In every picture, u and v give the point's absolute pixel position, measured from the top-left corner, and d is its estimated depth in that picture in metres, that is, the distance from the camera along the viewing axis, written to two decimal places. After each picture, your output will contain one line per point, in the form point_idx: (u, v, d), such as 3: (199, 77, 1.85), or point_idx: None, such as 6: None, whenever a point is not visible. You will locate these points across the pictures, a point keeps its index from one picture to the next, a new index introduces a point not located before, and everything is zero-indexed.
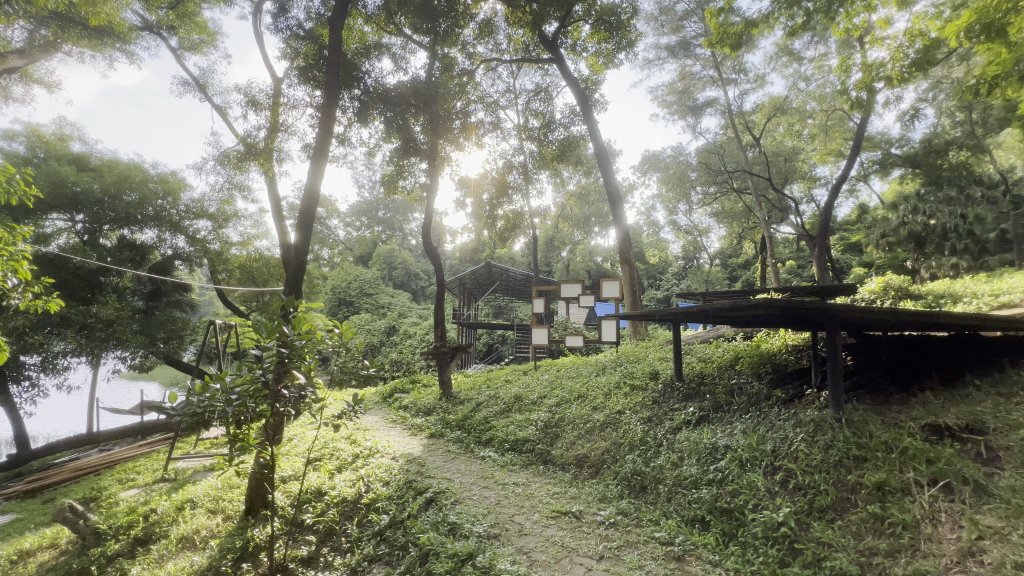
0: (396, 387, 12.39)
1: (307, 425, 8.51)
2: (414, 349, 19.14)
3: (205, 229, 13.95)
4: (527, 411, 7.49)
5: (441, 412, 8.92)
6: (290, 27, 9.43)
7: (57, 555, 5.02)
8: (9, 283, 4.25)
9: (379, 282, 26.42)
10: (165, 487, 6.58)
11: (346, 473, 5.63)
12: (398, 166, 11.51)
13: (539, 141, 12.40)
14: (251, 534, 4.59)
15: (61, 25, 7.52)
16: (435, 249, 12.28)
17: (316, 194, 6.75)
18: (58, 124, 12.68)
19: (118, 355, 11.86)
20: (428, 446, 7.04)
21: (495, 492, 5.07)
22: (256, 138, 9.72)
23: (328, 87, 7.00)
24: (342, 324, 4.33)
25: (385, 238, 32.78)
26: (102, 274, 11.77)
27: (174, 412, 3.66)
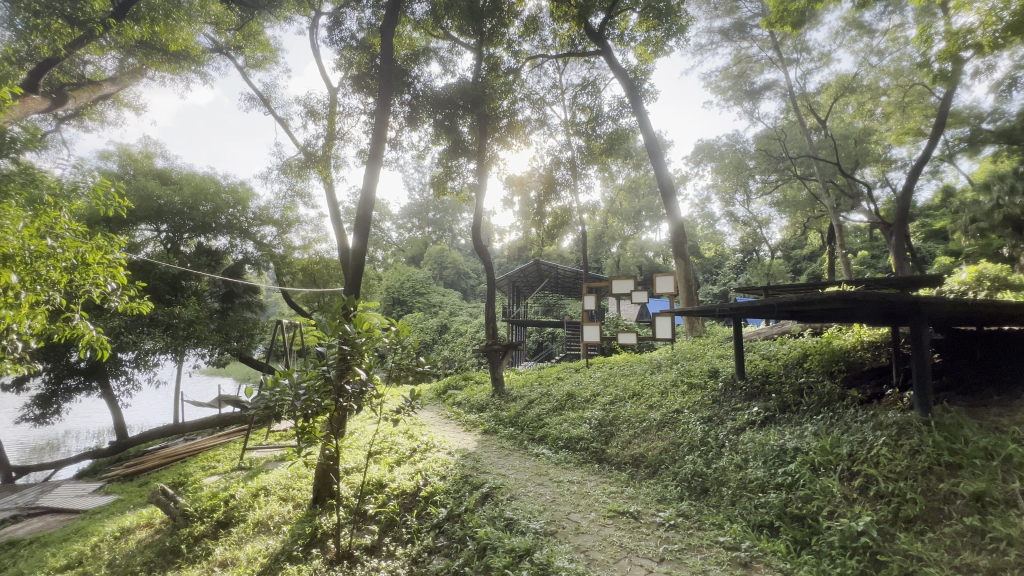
0: (449, 384, 12.68)
1: (367, 419, 8.88)
2: (466, 347, 19.49)
3: (271, 235, 14.94)
4: (580, 409, 7.42)
5: (494, 408, 9.03)
6: (344, 39, 9.86)
7: (152, 533, 5.53)
8: (110, 288, 4.74)
9: (431, 282, 27.07)
10: (241, 475, 7.10)
11: (405, 467, 5.82)
12: (447, 167, 11.69)
13: (586, 135, 12.20)
14: (320, 521, 4.84)
15: (144, 53, 8.06)
16: (484, 247, 12.37)
17: (372, 198, 7.02)
18: (144, 143, 13.98)
19: (198, 351, 12.96)
20: (482, 442, 7.14)
21: (550, 490, 5.05)
22: (315, 146, 10.25)
23: (381, 94, 7.24)
24: (397, 322, 4.47)
25: (435, 238, 33.52)
26: (184, 278, 12.86)
27: (250, 405, 3.93)
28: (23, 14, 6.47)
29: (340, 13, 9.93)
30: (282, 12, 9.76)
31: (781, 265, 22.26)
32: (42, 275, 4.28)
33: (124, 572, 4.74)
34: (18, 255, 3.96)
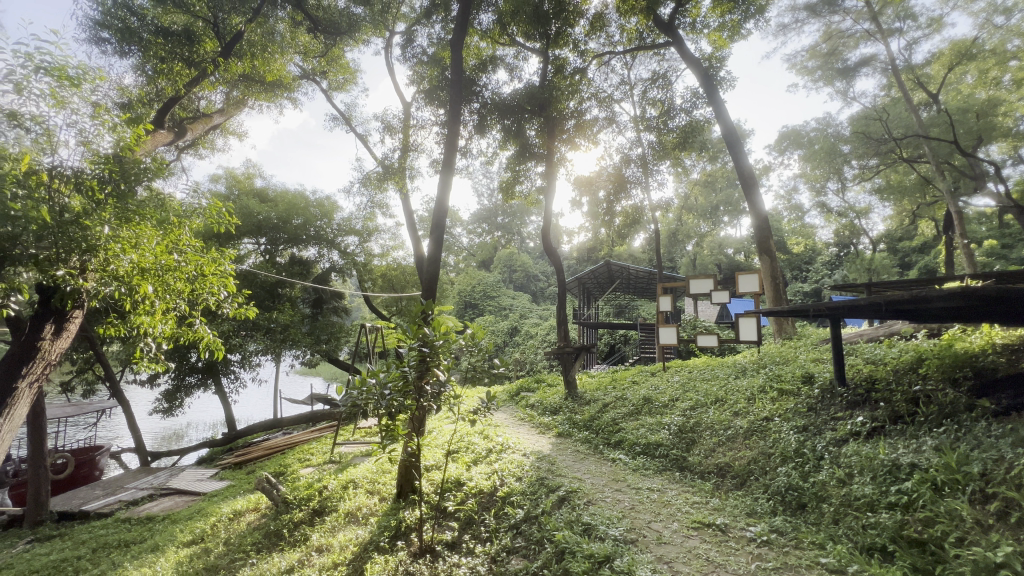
0: (522, 386, 12.76)
1: (444, 419, 9.19)
2: (537, 349, 19.55)
3: (354, 244, 16.00)
4: (658, 414, 7.15)
5: (568, 411, 8.95)
6: (416, 55, 10.38)
7: (259, 517, 6.13)
8: (221, 296, 5.39)
9: (501, 285, 27.50)
10: (332, 468, 7.66)
11: (482, 467, 5.94)
12: (515, 171, 11.80)
13: (658, 130, 11.76)
14: (403, 515, 5.08)
15: (246, 84, 9.01)
16: (554, 250, 12.33)
17: (445, 206, 7.28)
18: (245, 166, 15.60)
19: (294, 352, 14.20)
20: (557, 444, 7.11)
21: (629, 496, 4.92)
22: (392, 159, 10.84)
23: (452, 104, 7.49)
24: (473, 325, 4.59)
25: (504, 242, 33.97)
26: (280, 286, 14.15)
27: (340, 404, 4.22)
28: (154, 61, 7.53)
29: (412, 31, 10.45)
30: (360, 36, 10.43)
31: (886, 259, 19.98)
32: (170, 286, 4.90)
33: (237, 551, 5.29)
34: (153, 269, 4.57)
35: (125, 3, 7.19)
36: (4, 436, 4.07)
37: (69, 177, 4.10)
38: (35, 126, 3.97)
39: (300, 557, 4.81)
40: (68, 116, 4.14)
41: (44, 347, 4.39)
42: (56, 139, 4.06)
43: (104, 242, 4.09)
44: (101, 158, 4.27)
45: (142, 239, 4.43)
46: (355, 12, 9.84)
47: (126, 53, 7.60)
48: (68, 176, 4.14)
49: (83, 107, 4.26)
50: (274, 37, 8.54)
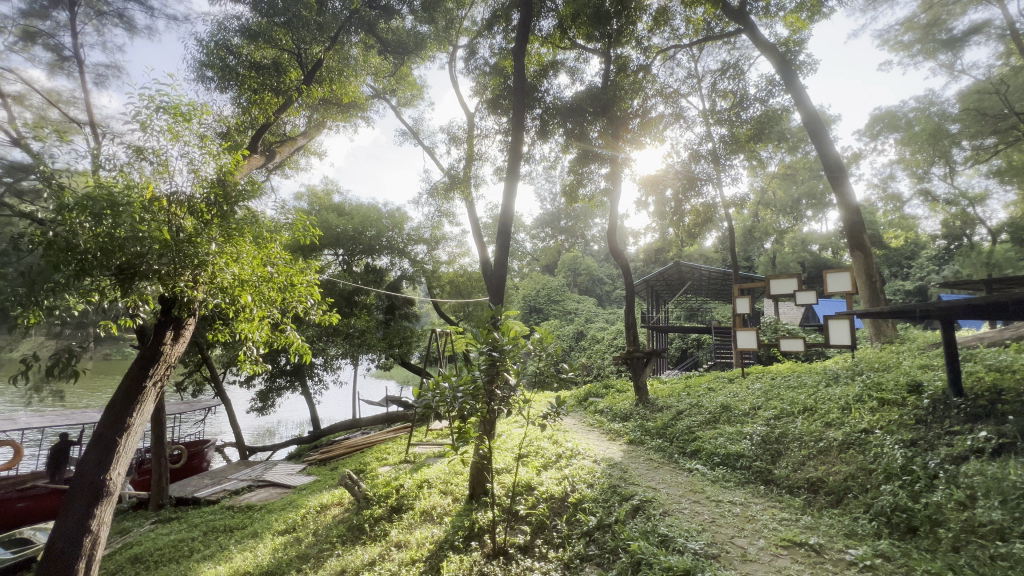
0: (590, 391, 12.56)
1: (513, 423, 9.28)
2: (605, 354, 19.19)
3: (423, 252, 16.68)
4: (738, 423, 6.74)
5: (639, 418, 8.69)
6: (479, 67, 10.67)
7: (343, 511, 6.54)
8: (308, 304, 5.85)
9: (566, 288, 27.34)
10: (408, 467, 8.00)
11: (552, 472, 5.93)
12: (579, 174, 11.68)
13: (729, 123, 11.17)
14: (476, 517, 5.18)
15: (325, 108, 9.68)
16: (620, 252, 12.06)
17: (510, 212, 7.39)
18: (325, 182, 16.81)
19: (370, 356, 15.04)
20: (629, 452, 6.93)
21: (708, 509, 4.68)
22: (458, 169, 11.19)
23: (515, 111, 7.60)
24: (540, 329, 4.60)
25: (568, 246, 33.74)
26: (357, 294, 15.05)
27: (416, 406, 4.42)
28: (248, 93, 8.37)
29: (474, 43, 10.76)
30: (426, 53, 10.92)
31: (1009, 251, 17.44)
32: (266, 295, 5.40)
33: (325, 541, 5.68)
34: (251, 281, 5.07)
35: (224, 44, 8.10)
36: (137, 427, 4.71)
37: (183, 202, 4.67)
38: (156, 158, 4.56)
39: (380, 551, 5.06)
40: (181, 148, 4.70)
41: (167, 351, 5.00)
42: (172, 168, 4.63)
43: (211, 257, 4.60)
44: (208, 184, 4.82)
45: (242, 254, 4.93)
46: (421, 31, 10.36)
47: (226, 88, 8.52)
48: (183, 200, 4.71)
49: (193, 138, 4.83)
50: (349, 62, 9.18)
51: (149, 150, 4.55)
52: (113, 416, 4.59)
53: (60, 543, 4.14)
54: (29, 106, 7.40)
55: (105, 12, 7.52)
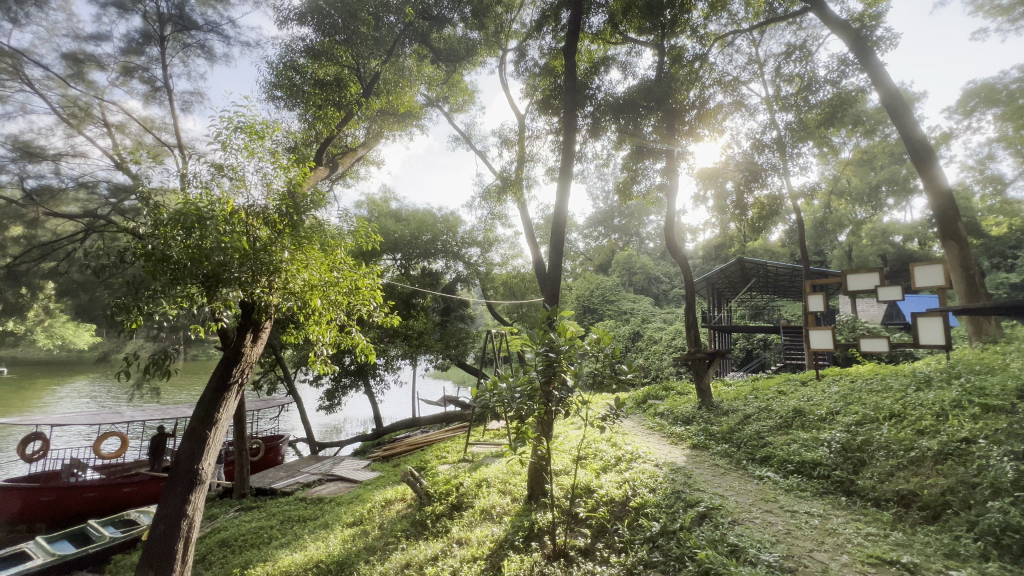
0: (649, 393, 12.21)
1: (570, 425, 9.22)
2: (663, 356, 18.57)
3: (476, 254, 16.96)
4: (813, 429, 6.30)
5: (702, 422, 8.34)
6: (529, 68, 10.69)
7: (406, 506, 6.77)
8: (370, 306, 6.11)
9: (621, 288, 26.74)
10: (467, 466, 8.17)
11: (612, 475, 5.81)
12: (633, 171, 11.38)
13: (796, 109, 10.48)
14: (536, 517, 5.18)
15: (383, 118, 10.01)
16: (678, 249, 11.62)
17: (564, 212, 7.33)
18: (383, 190, 17.52)
19: (429, 357, 15.49)
20: (692, 457, 6.65)
21: (782, 520, 4.41)
22: (510, 171, 11.27)
23: (567, 110, 7.54)
24: (597, 329, 4.53)
25: (622, 244, 33.01)
26: (414, 297, 15.51)
27: (474, 405, 4.49)
28: (313, 109, 8.89)
29: (524, 46, 10.79)
30: (476, 59, 11.11)
31: None
32: (333, 299, 5.70)
33: (390, 535, 5.90)
34: (319, 286, 5.37)
35: (292, 65, 8.67)
36: (223, 422, 5.13)
37: (259, 213, 5.02)
38: (234, 173, 4.95)
39: (442, 547, 5.18)
40: (256, 163, 5.07)
41: (247, 352, 5.41)
42: (248, 182, 5.00)
43: (284, 264, 4.92)
44: (279, 195, 5.16)
45: (311, 260, 5.23)
46: (471, 37, 10.55)
47: (293, 106, 9.11)
48: (259, 212, 5.07)
49: (266, 154, 5.19)
50: (404, 72, 9.53)
51: (228, 167, 4.94)
52: (203, 411, 5.03)
53: (162, 526, 4.60)
54: (130, 134, 8.29)
55: (189, 44, 8.27)
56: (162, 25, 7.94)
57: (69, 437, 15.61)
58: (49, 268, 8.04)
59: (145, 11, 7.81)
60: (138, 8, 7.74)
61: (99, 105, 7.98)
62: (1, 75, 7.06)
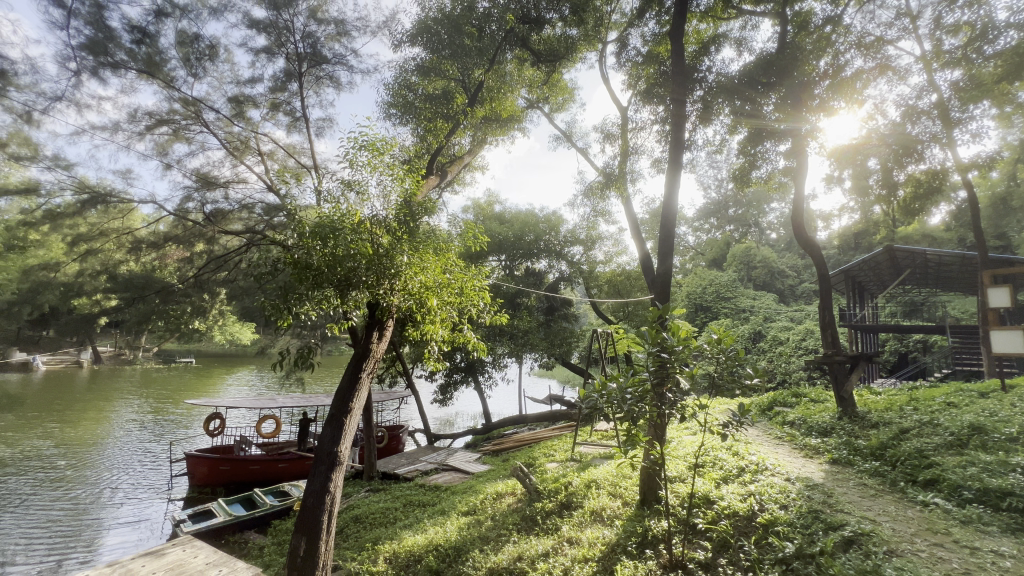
0: (776, 400, 11.05)
1: (683, 430, 8.72)
2: (791, 360, 16.70)
3: (579, 253, 16.87)
4: (999, 452, 5.20)
5: (843, 434, 7.35)
6: (631, 58, 10.28)
7: (516, 501, 6.93)
8: (479, 305, 6.39)
9: (738, 283, 24.58)
10: (575, 466, 8.15)
11: (733, 486, 5.36)
12: (750, 155, 10.37)
13: (966, 64, 8.67)
14: (649, 524, 4.98)
15: (487, 125, 10.21)
16: (807, 239, 10.34)
17: (673, 206, 6.95)
18: (487, 194, 18.18)
19: (534, 355, 15.77)
20: (831, 473, 5.88)
21: (957, 557, 3.72)
22: (613, 167, 10.97)
23: (675, 98, 7.12)
24: (717, 329, 4.22)
25: (738, 236, 30.37)
26: (519, 296, 15.86)
27: (584, 405, 4.46)
28: (425, 123, 9.55)
29: (625, 35, 10.42)
30: (576, 57, 10.99)
31: None
32: (447, 299, 6.06)
33: (502, 527, 6.09)
34: (434, 286, 5.71)
35: (406, 84, 9.41)
36: (357, 410, 5.73)
37: (381, 222, 5.53)
38: (360, 188, 5.50)
39: (553, 544, 5.22)
40: (377, 177, 5.57)
41: (374, 348, 5.95)
42: (371, 195, 5.52)
43: (404, 267, 5.35)
44: (397, 205, 5.64)
45: (426, 263, 5.59)
46: (571, 35, 10.45)
47: (409, 123, 9.87)
48: (380, 221, 5.56)
49: (386, 167, 5.69)
50: (505, 78, 9.82)
51: (354, 182, 5.50)
52: (340, 399, 5.69)
53: (311, 498, 5.29)
54: (278, 159, 9.66)
55: (321, 76, 9.38)
56: (300, 63, 9.12)
57: (238, 419, 18.60)
58: (223, 277, 9.69)
59: (287, 53, 9.02)
60: (282, 50, 8.97)
61: (254, 137, 9.40)
62: (188, 121, 8.66)
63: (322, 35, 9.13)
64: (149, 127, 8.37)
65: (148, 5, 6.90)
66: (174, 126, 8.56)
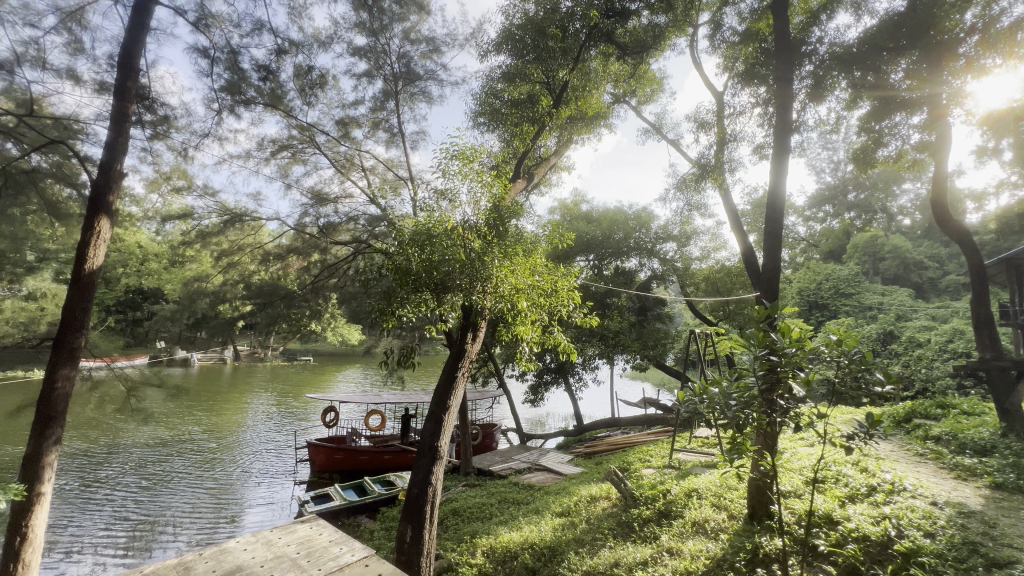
0: (916, 410, 9.58)
1: (799, 441, 7.91)
2: (933, 365, 14.38)
3: (673, 250, 16.12)
4: None
5: (1008, 456, 6.17)
6: (726, 38, 9.57)
7: (611, 505, 6.79)
8: (569, 306, 6.37)
9: (862, 277, 21.64)
10: (674, 473, 7.78)
11: (863, 507, 4.74)
12: (876, 132, 9.12)
13: None
14: (760, 541, 4.60)
15: (572, 124, 10.18)
16: (952, 222, 8.84)
17: (780, 196, 6.34)
18: (574, 194, 18.07)
19: (626, 357, 15.34)
20: (993, 500, 4.96)
21: None
22: (708, 157, 10.28)
23: (780, 76, 6.50)
24: (838, 329, 3.77)
25: (860, 223, 26.84)
26: (609, 296, 15.50)
27: (683, 409, 4.21)
28: (512, 129, 9.77)
29: (719, 16, 9.74)
30: (664, 45, 10.48)
31: None
32: (538, 300, 6.10)
33: (597, 531, 6.00)
34: (524, 288, 5.79)
35: (493, 93, 9.67)
36: (454, 408, 6.01)
37: (473, 227, 5.74)
38: (452, 196, 5.75)
39: (652, 553, 5.03)
40: (468, 183, 5.79)
41: (469, 349, 6.15)
42: (462, 202, 5.75)
43: (494, 269, 5.50)
44: (487, 210, 5.82)
45: (516, 264, 5.68)
46: (658, 23, 10.02)
47: (497, 130, 10.15)
48: (472, 226, 5.77)
49: (476, 174, 5.90)
50: (590, 76, 9.68)
51: (446, 191, 5.76)
52: (439, 397, 6.00)
53: (416, 488, 5.65)
54: (380, 174, 10.47)
55: (415, 93, 10.01)
56: (396, 82, 9.81)
57: (349, 412, 20.40)
58: (335, 283, 10.71)
59: (385, 74, 9.73)
60: (380, 73, 9.68)
61: (358, 155, 10.28)
62: (303, 145, 9.72)
63: (416, 54, 9.74)
64: (274, 153, 9.53)
65: (271, 46, 7.86)
66: (292, 150, 9.67)
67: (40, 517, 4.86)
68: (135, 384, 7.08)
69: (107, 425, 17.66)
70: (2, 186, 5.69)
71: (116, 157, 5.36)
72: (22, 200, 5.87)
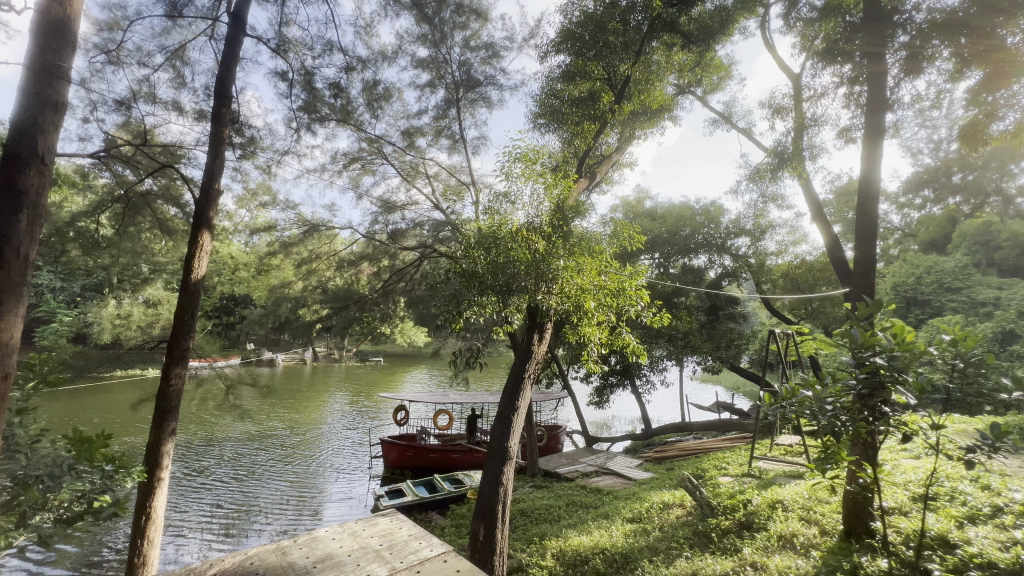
0: None
1: (903, 453, 7.12)
2: None
3: (746, 245, 15.20)
4: None
5: None
6: (802, 16, 8.87)
7: (686, 514, 6.50)
8: (637, 306, 6.19)
9: (973, 268, 19.10)
10: (754, 482, 7.31)
11: (987, 529, 4.18)
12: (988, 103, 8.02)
13: None
14: (859, 560, 4.20)
15: (632, 120, 9.92)
16: None
17: (873, 183, 5.77)
18: (637, 191, 17.56)
19: (697, 358, 14.66)
20: None
21: None
22: (785, 144, 9.56)
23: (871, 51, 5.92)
24: (955, 328, 3.35)
25: (970, 208, 23.73)
26: (676, 296, 14.89)
27: (769, 413, 3.93)
28: (572, 128, 9.69)
29: None
30: (732, 29, 9.89)
31: None
32: (606, 300, 5.98)
33: (672, 539, 5.76)
34: (590, 289, 5.69)
35: (552, 92, 9.65)
36: (523, 408, 6.05)
37: (537, 228, 5.74)
38: (517, 198, 5.79)
39: (734, 566, 4.75)
40: (531, 185, 5.81)
41: (536, 349, 6.14)
42: (526, 204, 5.77)
43: (560, 270, 5.47)
44: (551, 211, 5.80)
45: (582, 265, 5.61)
46: (725, 6, 9.47)
47: (557, 130, 10.09)
48: (536, 227, 5.78)
49: (540, 176, 5.90)
50: (652, 68, 9.36)
51: (510, 194, 5.80)
52: (508, 397, 6.06)
53: (487, 488, 5.74)
54: (443, 180, 10.78)
55: (476, 99, 10.21)
56: (457, 89, 10.07)
57: (418, 412, 21.16)
58: (404, 287, 11.17)
59: (446, 83, 10.03)
60: (442, 82, 10.00)
61: (423, 163, 10.66)
62: (373, 156, 10.23)
63: (476, 61, 9.94)
64: (346, 165, 10.12)
65: (342, 65, 8.37)
66: (363, 162, 10.22)
67: (161, 499, 5.48)
68: (232, 381, 7.81)
69: (206, 420, 19.59)
70: (124, 208, 6.50)
71: (214, 177, 5.93)
72: (138, 220, 6.67)
